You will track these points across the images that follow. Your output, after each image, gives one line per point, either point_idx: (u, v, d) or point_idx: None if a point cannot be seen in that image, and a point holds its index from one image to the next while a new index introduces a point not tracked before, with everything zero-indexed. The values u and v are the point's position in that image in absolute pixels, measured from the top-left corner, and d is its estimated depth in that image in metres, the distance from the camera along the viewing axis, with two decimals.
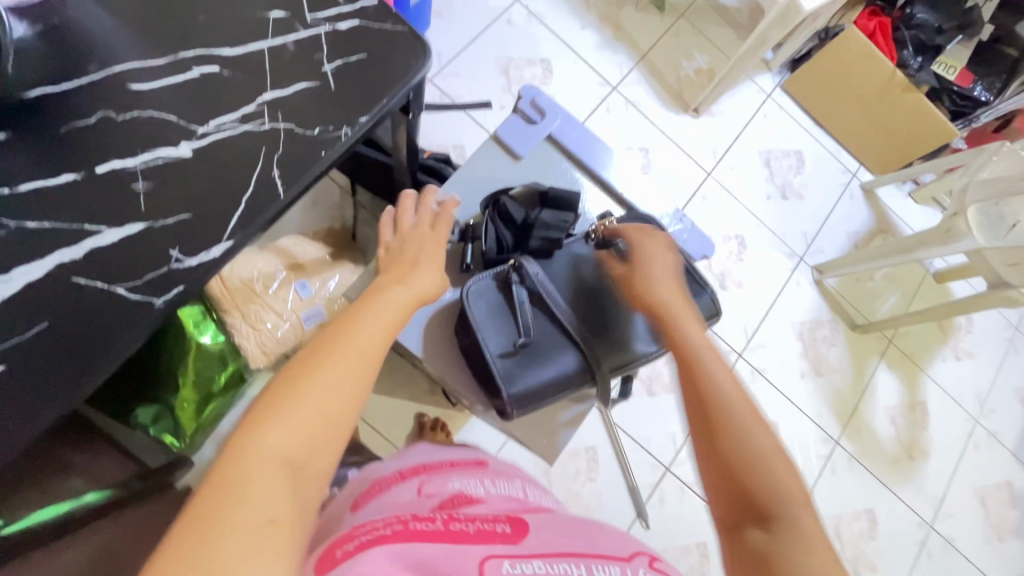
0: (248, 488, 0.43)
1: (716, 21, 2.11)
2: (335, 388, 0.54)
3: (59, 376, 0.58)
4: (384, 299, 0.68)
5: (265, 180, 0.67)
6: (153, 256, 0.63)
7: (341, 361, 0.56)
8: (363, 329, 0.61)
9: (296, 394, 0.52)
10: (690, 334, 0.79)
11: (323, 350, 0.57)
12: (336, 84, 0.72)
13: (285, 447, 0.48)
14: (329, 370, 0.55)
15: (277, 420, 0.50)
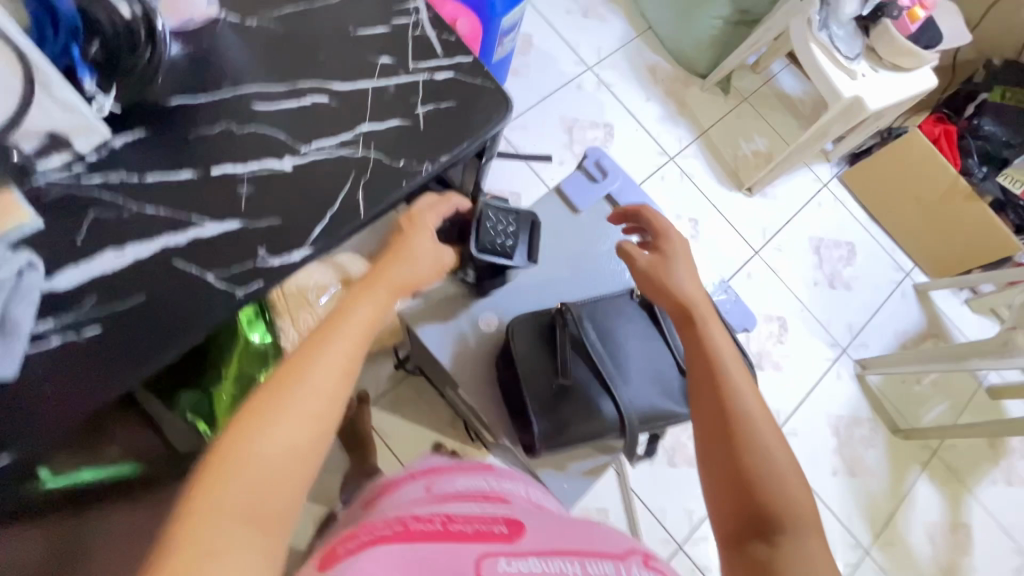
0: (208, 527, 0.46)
1: (779, 110, 2.18)
2: (302, 413, 0.55)
3: (143, 346, 0.65)
4: (373, 301, 0.69)
5: (350, 200, 0.75)
6: (243, 251, 0.70)
7: (314, 377, 0.57)
8: (340, 338, 0.62)
9: (265, 423, 0.53)
10: (715, 337, 0.78)
11: (293, 364, 0.58)
12: (424, 125, 0.81)
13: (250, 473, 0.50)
14: (297, 395, 0.56)
15: (242, 454, 0.51)
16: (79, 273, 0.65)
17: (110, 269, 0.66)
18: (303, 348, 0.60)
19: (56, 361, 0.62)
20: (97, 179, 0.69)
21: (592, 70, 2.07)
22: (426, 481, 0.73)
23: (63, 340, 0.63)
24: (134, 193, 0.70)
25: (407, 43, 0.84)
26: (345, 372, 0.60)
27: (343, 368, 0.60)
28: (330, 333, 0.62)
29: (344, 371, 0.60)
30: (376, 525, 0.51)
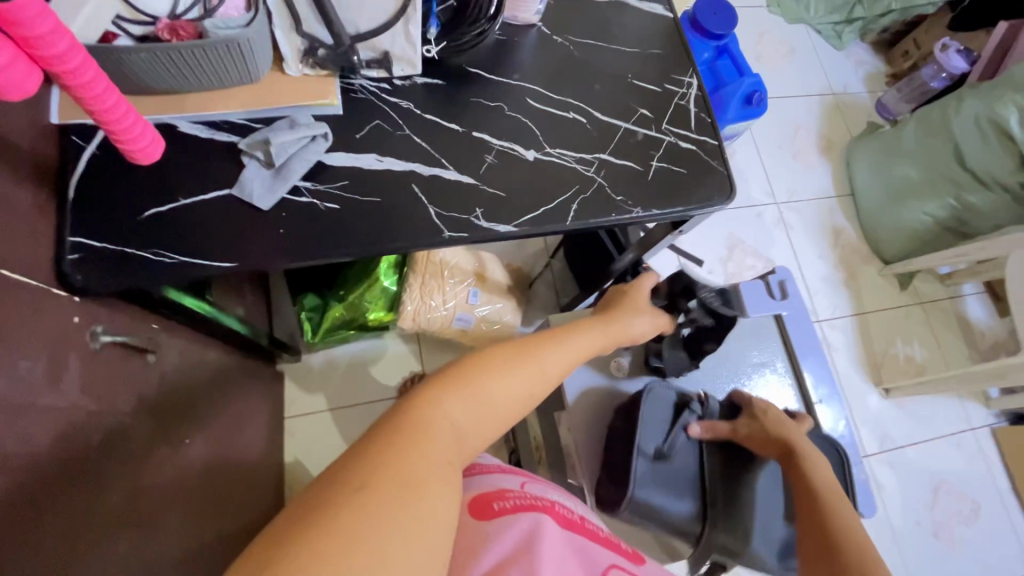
0: (397, 474, 0.42)
1: (953, 330, 2.02)
2: (482, 408, 0.53)
3: (358, 236, 0.75)
4: (577, 339, 0.67)
5: (564, 206, 0.82)
6: (465, 203, 0.80)
7: (504, 379, 0.55)
8: (539, 357, 0.60)
9: (457, 400, 0.51)
10: (821, 476, 0.83)
11: (489, 360, 0.56)
12: (652, 177, 0.87)
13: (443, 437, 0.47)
14: (490, 388, 0.54)
15: (426, 419, 0.48)
16: (345, 159, 0.79)
17: (367, 168, 0.79)
18: (501, 351, 0.58)
19: (298, 214, 0.75)
20: (392, 100, 0.83)
21: (778, 205, 2.08)
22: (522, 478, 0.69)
23: (310, 201, 0.76)
24: (411, 122, 0.83)
25: (670, 106, 0.91)
26: (532, 387, 0.58)
27: (531, 385, 0.58)
28: (532, 347, 0.60)
29: (528, 391, 0.57)
30: (512, 497, 0.59)
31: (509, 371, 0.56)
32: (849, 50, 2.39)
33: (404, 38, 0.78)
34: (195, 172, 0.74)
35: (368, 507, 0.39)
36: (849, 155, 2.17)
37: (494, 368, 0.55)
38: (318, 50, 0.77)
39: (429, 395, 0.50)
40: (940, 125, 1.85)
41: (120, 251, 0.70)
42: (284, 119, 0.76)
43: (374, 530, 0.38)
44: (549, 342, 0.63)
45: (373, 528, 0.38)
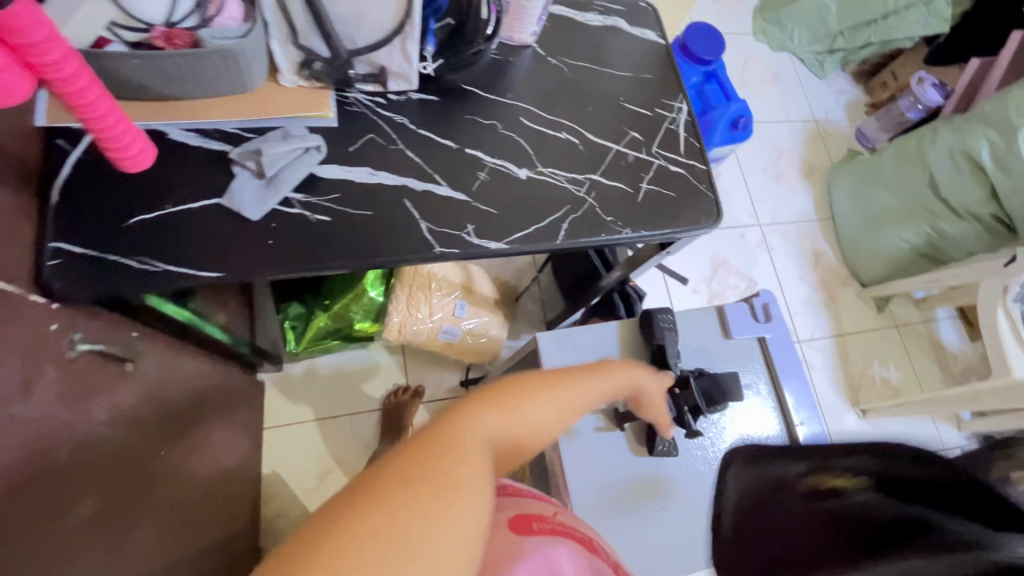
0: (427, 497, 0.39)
1: (927, 353, 2.07)
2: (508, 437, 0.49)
3: (349, 248, 0.75)
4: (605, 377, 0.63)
5: (555, 224, 0.83)
6: (457, 220, 0.80)
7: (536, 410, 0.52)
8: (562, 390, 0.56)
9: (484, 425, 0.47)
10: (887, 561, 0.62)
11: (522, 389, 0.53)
12: (642, 198, 0.88)
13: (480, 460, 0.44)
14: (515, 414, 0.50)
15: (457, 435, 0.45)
16: (338, 171, 0.79)
17: (360, 181, 0.78)
18: (531, 381, 0.54)
19: (288, 225, 0.74)
20: (386, 114, 0.84)
21: (761, 227, 2.12)
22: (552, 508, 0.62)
23: (301, 212, 0.75)
24: (405, 136, 0.83)
25: (660, 129, 0.93)
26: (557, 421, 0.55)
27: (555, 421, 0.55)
28: (555, 379, 0.56)
29: (555, 421, 0.54)
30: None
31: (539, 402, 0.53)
32: (831, 79, 2.47)
33: (401, 54, 0.79)
34: (185, 180, 0.73)
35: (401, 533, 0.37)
36: (830, 180, 2.23)
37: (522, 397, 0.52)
38: (315, 63, 0.77)
39: (456, 421, 0.47)
40: (917, 155, 1.91)
41: (105, 258, 0.69)
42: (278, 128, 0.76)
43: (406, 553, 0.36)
44: (572, 376, 0.59)
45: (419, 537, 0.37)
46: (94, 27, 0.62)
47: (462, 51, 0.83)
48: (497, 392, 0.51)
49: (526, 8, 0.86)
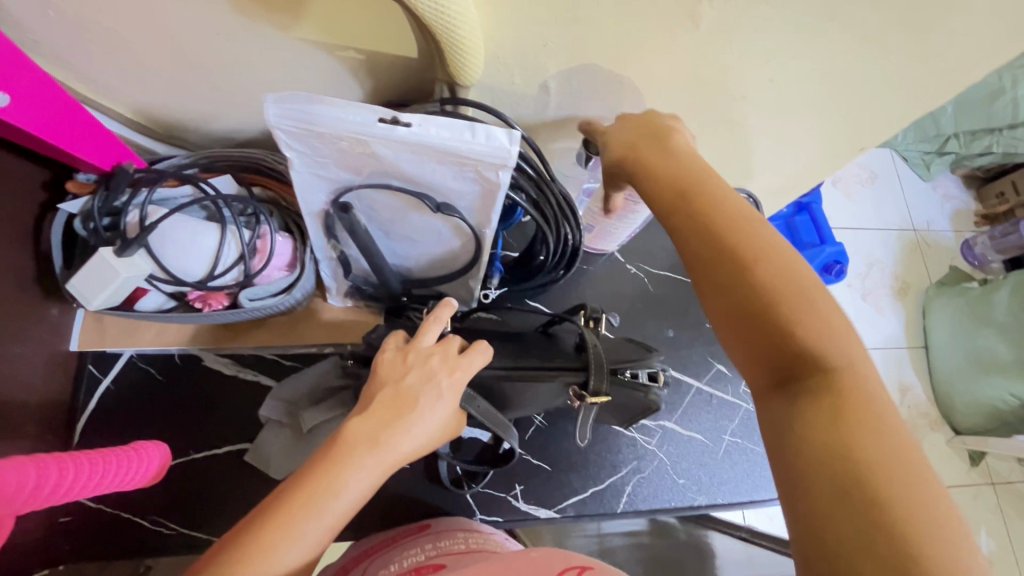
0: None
1: None
2: (298, 554, 0.37)
3: (388, 512, 0.69)
4: (446, 384, 0.46)
5: (616, 487, 0.71)
6: (503, 479, 0.70)
7: (344, 498, 0.39)
8: (408, 426, 0.43)
9: (276, 539, 0.37)
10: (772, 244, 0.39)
11: (330, 464, 0.40)
12: (722, 455, 0.74)
13: (274, 547, 0.37)
14: (301, 513, 0.38)
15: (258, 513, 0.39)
16: None
17: None
18: (348, 432, 0.42)
19: None
20: None
21: None
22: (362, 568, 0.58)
23: None
24: None
25: None
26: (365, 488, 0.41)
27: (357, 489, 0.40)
28: (394, 414, 0.43)
29: (360, 498, 0.40)
30: None
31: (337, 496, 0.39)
32: (935, 181, 2.13)
33: (463, 284, 0.69)
34: (213, 418, 0.67)
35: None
36: (926, 304, 1.94)
37: (323, 494, 0.39)
38: (365, 288, 0.68)
39: (253, 532, 0.37)
40: None
41: (116, 514, 0.63)
42: (309, 367, 0.66)
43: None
44: (403, 401, 0.44)
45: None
46: (129, 287, 0.56)
47: (533, 278, 0.73)
48: (300, 482, 0.39)
49: (613, 233, 0.73)
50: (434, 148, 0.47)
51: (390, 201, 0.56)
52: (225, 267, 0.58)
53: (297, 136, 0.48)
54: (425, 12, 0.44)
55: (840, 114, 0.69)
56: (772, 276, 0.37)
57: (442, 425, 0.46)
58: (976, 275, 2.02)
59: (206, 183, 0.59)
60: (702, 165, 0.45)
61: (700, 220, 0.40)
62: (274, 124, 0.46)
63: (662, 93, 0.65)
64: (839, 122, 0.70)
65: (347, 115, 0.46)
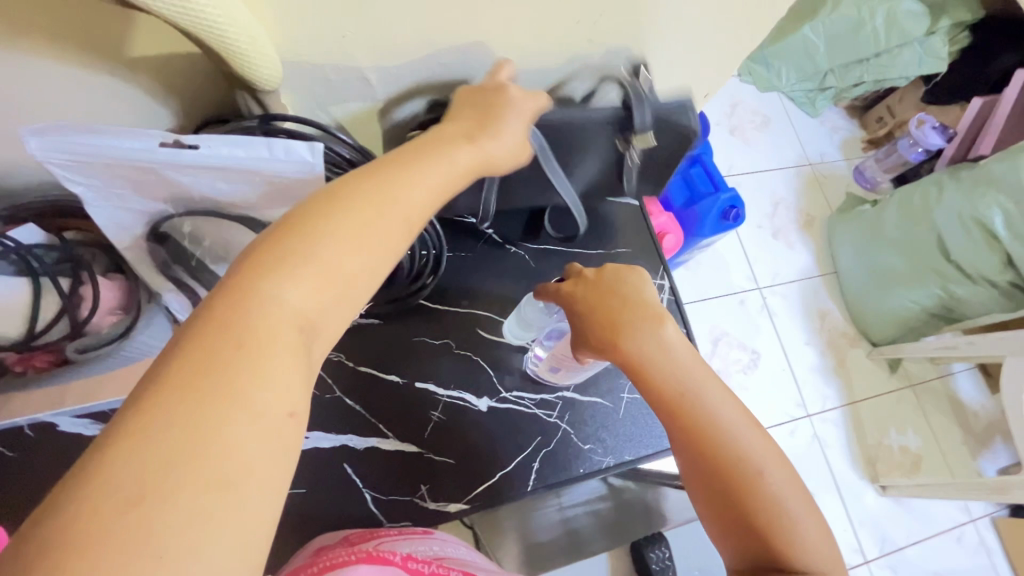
0: (282, 351, 0.35)
1: (945, 412, 1.93)
2: (355, 248, 0.40)
3: (286, 541, 0.65)
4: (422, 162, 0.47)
5: (524, 466, 0.72)
6: (407, 483, 0.69)
7: (360, 225, 0.41)
8: (411, 178, 0.45)
9: (271, 273, 0.37)
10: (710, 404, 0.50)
11: (336, 211, 0.41)
12: (623, 414, 0.76)
13: (285, 338, 0.35)
14: (372, 217, 0.41)
15: (292, 276, 0.37)
16: None
17: None
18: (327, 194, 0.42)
19: None
20: None
21: (761, 291, 1.93)
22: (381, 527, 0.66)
23: None
24: (342, 381, 0.71)
25: None
26: (291, 322, 0.36)
27: (284, 314, 0.36)
28: (404, 165, 0.46)
29: (295, 316, 0.37)
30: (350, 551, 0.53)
31: (342, 230, 0.40)
32: (822, 116, 2.23)
33: None
34: None
35: (216, 373, 0.32)
36: (830, 233, 2.04)
37: (271, 319, 0.35)
38: None
39: (243, 274, 0.37)
40: (922, 213, 1.72)
41: None
42: None
43: (252, 386, 0.33)
44: (420, 154, 0.48)
45: (271, 379, 0.34)
46: None
47: (401, 283, 0.75)
48: (292, 220, 0.40)
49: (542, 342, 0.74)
50: (231, 169, 0.51)
51: (210, 225, 0.59)
52: (48, 323, 0.56)
53: (74, 169, 0.48)
54: (189, 28, 0.42)
55: (670, 57, 0.71)
56: (740, 484, 0.48)
57: (490, 159, 0.54)
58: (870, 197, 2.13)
59: (7, 238, 0.56)
60: (680, 370, 0.52)
61: (692, 443, 0.50)
62: (40, 156, 0.46)
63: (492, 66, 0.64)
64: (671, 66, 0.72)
65: (117, 139, 0.47)
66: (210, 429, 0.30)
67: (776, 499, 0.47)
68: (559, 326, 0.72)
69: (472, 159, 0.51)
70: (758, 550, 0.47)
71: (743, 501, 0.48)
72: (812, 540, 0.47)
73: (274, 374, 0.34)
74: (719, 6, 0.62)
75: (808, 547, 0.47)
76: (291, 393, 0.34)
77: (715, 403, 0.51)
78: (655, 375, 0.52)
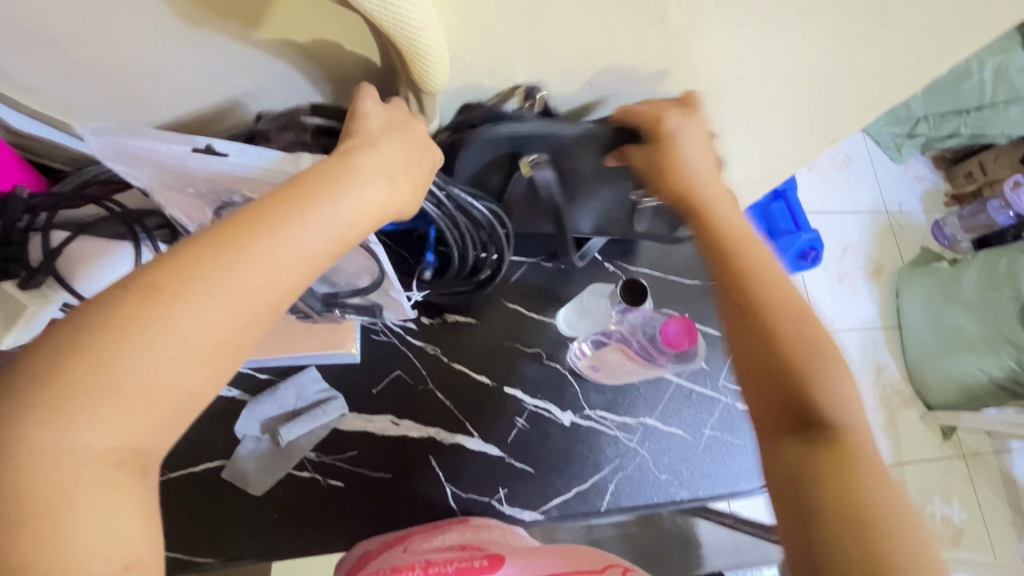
0: (108, 500, 0.31)
1: (995, 489, 1.83)
2: (187, 356, 0.34)
3: (364, 520, 0.67)
4: (307, 213, 0.39)
5: (600, 486, 0.72)
6: (487, 485, 0.70)
7: (185, 328, 0.34)
8: (258, 254, 0.36)
9: (65, 411, 0.31)
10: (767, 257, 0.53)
11: (164, 302, 0.33)
12: (703, 449, 0.76)
13: (105, 471, 0.31)
14: (210, 305, 0.34)
15: (113, 397, 0.32)
16: (359, 424, 0.70)
17: (383, 434, 0.69)
18: (156, 274, 0.34)
19: (297, 495, 0.66)
20: (417, 342, 0.74)
21: None
22: (414, 532, 0.64)
23: (313, 476, 0.67)
24: (435, 373, 0.73)
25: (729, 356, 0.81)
26: (102, 459, 0.31)
27: (87, 454, 0.31)
28: (252, 231, 0.37)
29: (116, 451, 0.32)
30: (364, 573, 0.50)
31: (168, 333, 0.33)
32: (907, 163, 2.11)
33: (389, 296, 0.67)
34: (189, 437, 0.66)
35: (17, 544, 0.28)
36: (900, 285, 1.92)
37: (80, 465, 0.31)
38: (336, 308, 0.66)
39: (46, 401, 0.31)
40: (1005, 280, 1.62)
41: None
42: (276, 389, 0.68)
43: (59, 555, 0.29)
44: (286, 207, 0.39)
45: (91, 534, 0.30)
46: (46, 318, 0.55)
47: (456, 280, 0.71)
48: (102, 321, 0.32)
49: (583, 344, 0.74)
50: (260, 172, 0.52)
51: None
52: None
53: (126, 162, 0.51)
54: (381, 22, 0.43)
55: (812, 103, 0.69)
56: (794, 331, 0.47)
57: (388, 202, 0.44)
58: (947, 255, 2.01)
59: (112, 202, 0.57)
60: (751, 237, 0.54)
61: (743, 278, 0.51)
62: (99, 157, 0.50)
63: (629, 87, 0.63)
64: (810, 109, 0.70)
65: (159, 141, 0.51)
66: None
67: (811, 339, 0.47)
68: (606, 327, 0.72)
69: (362, 203, 0.42)
70: (793, 402, 0.45)
71: (785, 350, 0.47)
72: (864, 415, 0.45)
73: (84, 538, 0.29)
74: (880, 61, 0.61)
75: (836, 407, 0.44)
76: (116, 538, 0.30)
77: (766, 265, 0.52)
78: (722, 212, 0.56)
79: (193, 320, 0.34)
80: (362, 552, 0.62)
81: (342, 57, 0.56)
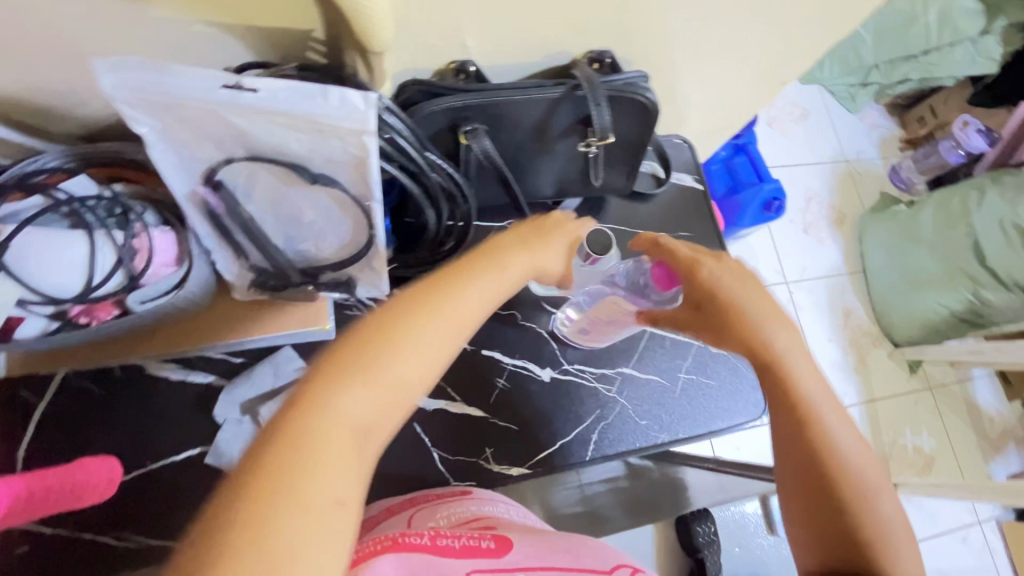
0: (342, 462, 0.34)
1: (960, 416, 1.93)
2: (420, 363, 0.39)
3: None
4: (506, 264, 0.46)
5: (583, 437, 0.74)
6: (473, 445, 0.71)
7: (425, 344, 0.39)
8: (475, 295, 0.42)
9: (343, 383, 0.36)
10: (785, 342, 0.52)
11: (416, 318, 0.39)
12: (679, 393, 0.78)
13: (353, 438, 0.36)
14: (449, 329, 0.40)
15: (378, 383, 0.37)
16: None
17: None
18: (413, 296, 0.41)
19: None
20: None
21: (788, 284, 1.89)
22: (417, 510, 0.59)
23: None
24: None
25: None
26: (352, 427, 0.36)
27: (345, 420, 0.36)
28: (474, 276, 0.43)
29: (357, 424, 0.36)
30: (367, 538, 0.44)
31: (412, 344, 0.39)
32: (862, 113, 2.15)
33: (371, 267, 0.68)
34: (167, 426, 0.66)
35: (283, 487, 0.32)
36: (862, 231, 1.98)
37: (321, 438, 0.34)
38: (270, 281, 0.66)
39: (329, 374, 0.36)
40: (959, 217, 1.68)
41: (78, 537, 0.62)
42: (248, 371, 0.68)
43: (310, 495, 0.32)
44: (497, 260, 0.46)
45: (335, 483, 0.33)
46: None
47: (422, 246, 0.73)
48: (362, 335, 0.38)
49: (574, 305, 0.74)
50: (287, 114, 0.50)
51: (262, 175, 0.57)
52: (104, 276, 0.55)
53: (138, 107, 0.48)
54: None
55: (759, 46, 0.70)
56: (827, 438, 0.50)
57: (555, 260, 0.52)
58: (904, 198, 2.08)
59: (58, 189, 0.55)
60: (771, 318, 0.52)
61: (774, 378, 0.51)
62: (113, 94, 0.46)
63: (579, 38, 0.63)
64: (758, 51, 0.71)
65: (190, 78, 0.46)
66: (260, 526, 0.30)
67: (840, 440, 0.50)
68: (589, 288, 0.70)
69: (545, 261, 0.51)
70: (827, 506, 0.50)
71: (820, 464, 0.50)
72: (870, 476, 0.50)
73: (329, 487, 0.33)
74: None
75: (870, 489, 0.49)
76: (343, 487, 0.34)
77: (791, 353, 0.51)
78: (733, 295, 0.52)
79: (428, 342, 0.39)
80: (358, 526, 0.61)
81: (283, 24, 0.55)
